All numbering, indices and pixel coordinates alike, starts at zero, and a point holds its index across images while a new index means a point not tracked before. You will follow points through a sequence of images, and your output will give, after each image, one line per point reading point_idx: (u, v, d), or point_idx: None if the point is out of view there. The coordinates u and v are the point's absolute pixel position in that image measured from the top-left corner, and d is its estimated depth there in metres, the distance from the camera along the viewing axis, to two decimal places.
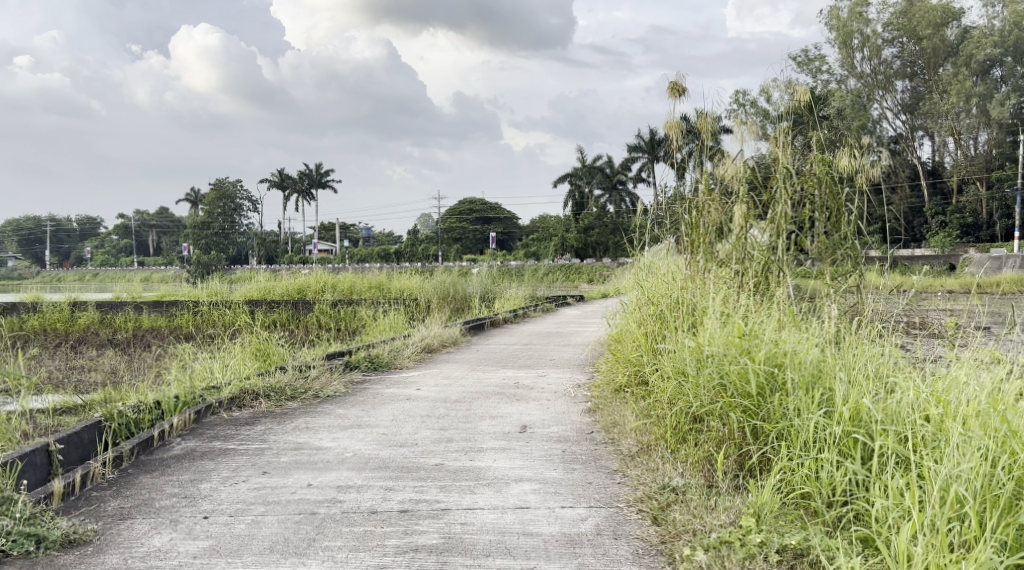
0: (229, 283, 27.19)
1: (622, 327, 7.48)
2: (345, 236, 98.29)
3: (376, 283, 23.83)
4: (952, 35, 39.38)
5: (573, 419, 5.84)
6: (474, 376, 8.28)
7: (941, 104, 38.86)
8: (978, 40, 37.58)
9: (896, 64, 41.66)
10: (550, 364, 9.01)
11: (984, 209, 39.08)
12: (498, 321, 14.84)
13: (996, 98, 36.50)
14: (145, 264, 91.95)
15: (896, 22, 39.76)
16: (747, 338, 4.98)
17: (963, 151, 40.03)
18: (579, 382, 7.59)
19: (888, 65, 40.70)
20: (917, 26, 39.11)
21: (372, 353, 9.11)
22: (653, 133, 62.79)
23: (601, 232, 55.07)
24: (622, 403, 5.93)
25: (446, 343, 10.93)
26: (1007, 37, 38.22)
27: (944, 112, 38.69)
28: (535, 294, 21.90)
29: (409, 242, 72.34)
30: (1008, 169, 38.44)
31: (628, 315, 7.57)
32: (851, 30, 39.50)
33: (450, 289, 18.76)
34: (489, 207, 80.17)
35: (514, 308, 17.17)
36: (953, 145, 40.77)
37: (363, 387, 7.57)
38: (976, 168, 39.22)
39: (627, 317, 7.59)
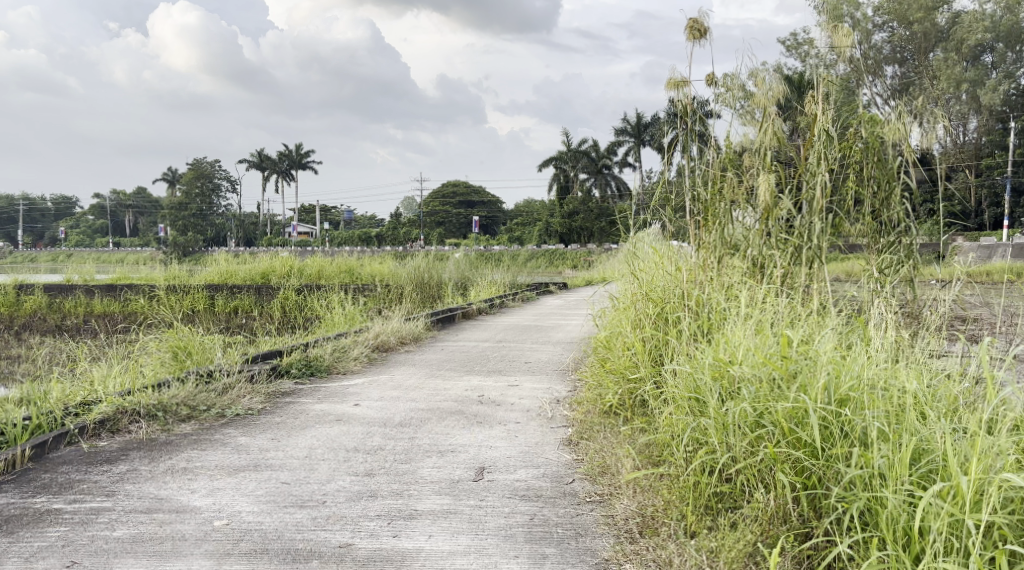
0: (189, 267, 25.43)
1: (610, 328, 6.02)
2: (326, 218, 96.55)
3: (346, 267, 22.23)
4: (944, 19, 37.89)
5: (549, 459, 4.32)
6: (431, 385, 6.76)
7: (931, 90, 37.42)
8: (971, 24, 36.11)
9: (886, 49, 40.09)
10: (526, 370, 7.50)
11: (972, 197, 37.81)
12: (472, 312, 13.28)
13: (988, 84, 35.10)
14: (121, 244, 89.76)
15: (887, 5, 38.07)
16: (795, 356, 3.50)
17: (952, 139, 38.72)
18: (558, 397, 6.07)
19: (877, 50, 39.18)
20: (908, 9, 37.50)
21: (312, 355, 7.59)
22: (639, 117, 61.19)
23: (586, 216, 53.67)
24: (613, 435, 4.48)
25: (407, 340, 9.40)
26: (999, 22, 36.78)
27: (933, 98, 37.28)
28: (515, 281, 20.32)
29: (390, 225, 70.68)
30: (997, 156, 37.28)
31: (619, 314, 6.11)
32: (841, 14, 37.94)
33: (424, 276, 17.22)
34: (471, 190, 78.45)
35: (491, 297, 15.65)
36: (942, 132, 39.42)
37: (287, 402, 6.06)
38: (964, 156, 37.95)
39: (618, 316, 6.12)
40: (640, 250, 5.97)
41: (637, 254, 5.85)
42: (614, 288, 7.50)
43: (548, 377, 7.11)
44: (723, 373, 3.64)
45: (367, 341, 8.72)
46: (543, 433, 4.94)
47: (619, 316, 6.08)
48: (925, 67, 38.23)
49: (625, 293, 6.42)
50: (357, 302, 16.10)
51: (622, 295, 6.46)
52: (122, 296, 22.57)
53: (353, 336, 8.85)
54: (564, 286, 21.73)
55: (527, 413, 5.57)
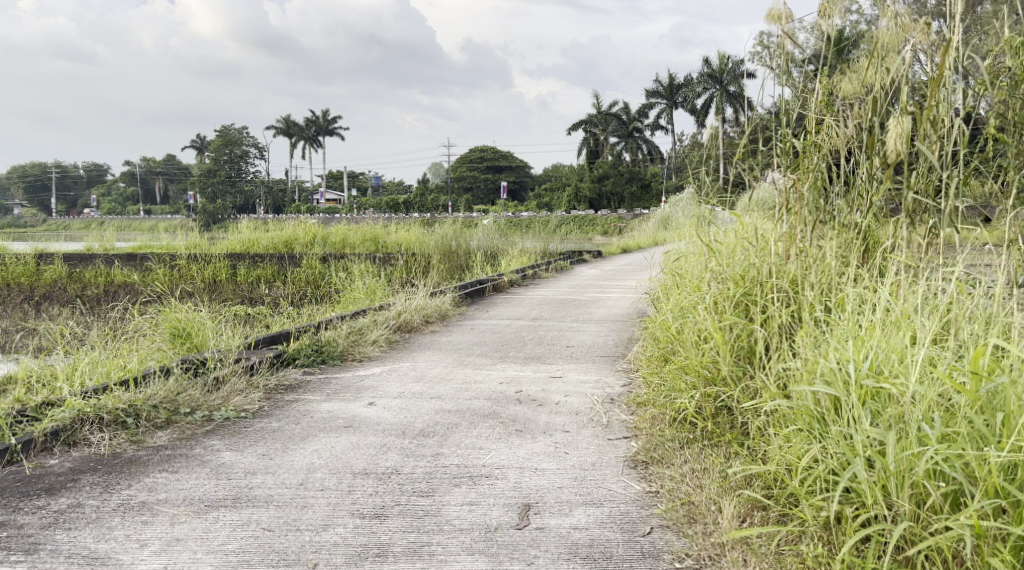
0: (211, 236, 24.47)
1: (672, 310, 5.18)
2: (354, 185, 95.78)
3: (371, 235, 21.25)
4: None
5: (619, 491, 3.35)
6: (459, 377, 5.78)
7: None
8: None
9: None
10: (570, 357, 6.48)
11: None
12: (503, 284, 12.26)
13: None
14: (152, 212, 89.37)
15: None
16: (987, 377, 2.53)
17: None
18: (614, 396, 5.06)
19: None
20: None
21: (326, 339, 6.62)
22: (672, 79, 59.38)
23: (616, 180, 52.35)
24: (694, 451, 3.62)
25: (433, 320, 8.42)
26: None
27: None
28: (548, 249, 19.25)
29: (418, 190, 69.72)
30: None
31: (683, 293, 5.26)
32: None
33: (451, 246, 16.28)
34: (500, 155, 77.08)
35: (525, 267, 14.61)
36: None
37: (290, 399, 5.11)
38: None
39: (681, 296, 5.28)
40: (710, 220, 5.10)
41: (709, 225, 4.99)
42: (669, 267, 6.61)
43: (597, 367, 6.10)
44: (866, 384, 2.83)
45: (388, 320, 7.74)
46: (602, 443, 4.06)
47: (684, 295, 5.23)
48: None
49: (688, 269, 5.58)
50: (379, 275, 15.19)
51: (685, 271, 5.61)
52: (142, 265, 21.80)
53: (374, 314, 7.87)
54: (599, 255, 20.60)
55: (577, 420, 4.53)
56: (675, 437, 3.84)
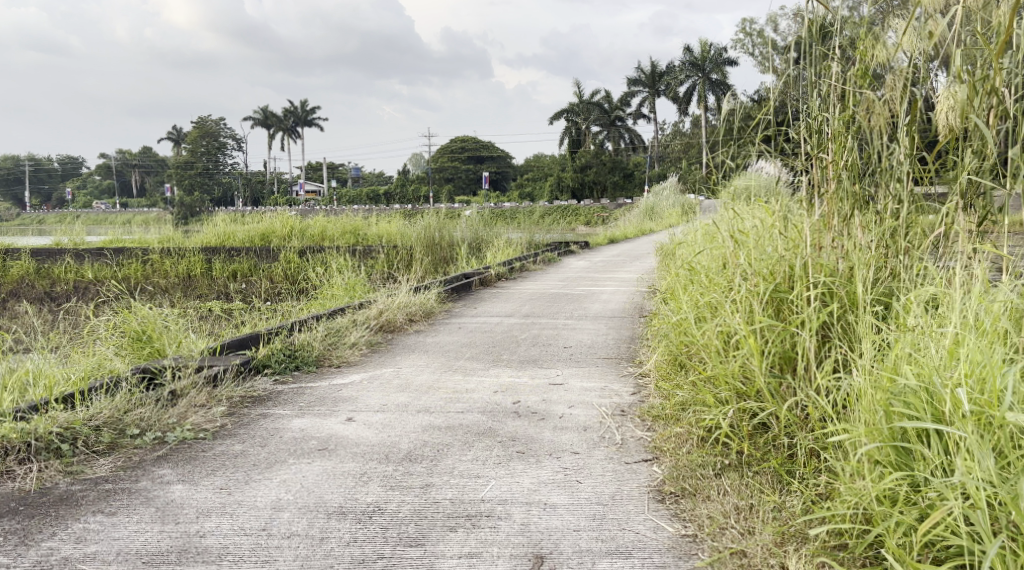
0: (185, 229, 23.63)
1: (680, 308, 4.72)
2: (333, 176, 94.68)
3: (351, 227, 20.57)
4: None
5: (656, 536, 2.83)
6: (448, 385, 5.18)
7: None
8: None
9: None
10: (569, 361, 5.89)
11: None
12: (490, 278, 11.64)
13: None
14: (128, 205, 87.76)
15: None
16: None
17: None
18: (625, 408, 4.52)
19: None
20: None
21: (300, 342, 5.99)
22: (655, 67, 58.82)
23: (599, 170, 51.81)
24: (737, 482, 3.13)
25: (419, 317, 7.82)
26: None
27: None
28: (534, 241, 18.65)
29: (399, 181, 68.82)
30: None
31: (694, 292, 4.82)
32: None
33: (434, 237, 15.78)
34: (482, 145, 76.29)
35: (512, 260, 14.04)
36: None
37: (257, 415, 4.48)
38: None
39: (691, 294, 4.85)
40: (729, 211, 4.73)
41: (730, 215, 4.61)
42: (674, 280, 6.16)
43: (600, 372, 5.53)
44: (966, 415, 2.44)
45: (369, 321, 7.12)
46: (618, 467, 3.54)
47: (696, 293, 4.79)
48: None
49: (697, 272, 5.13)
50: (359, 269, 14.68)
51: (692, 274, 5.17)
52: (113, 261, 20.98)
53: (354, 312, 7.26)
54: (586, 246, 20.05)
55: (588, 438, 3.96)
56: (707, 459, 3.38)
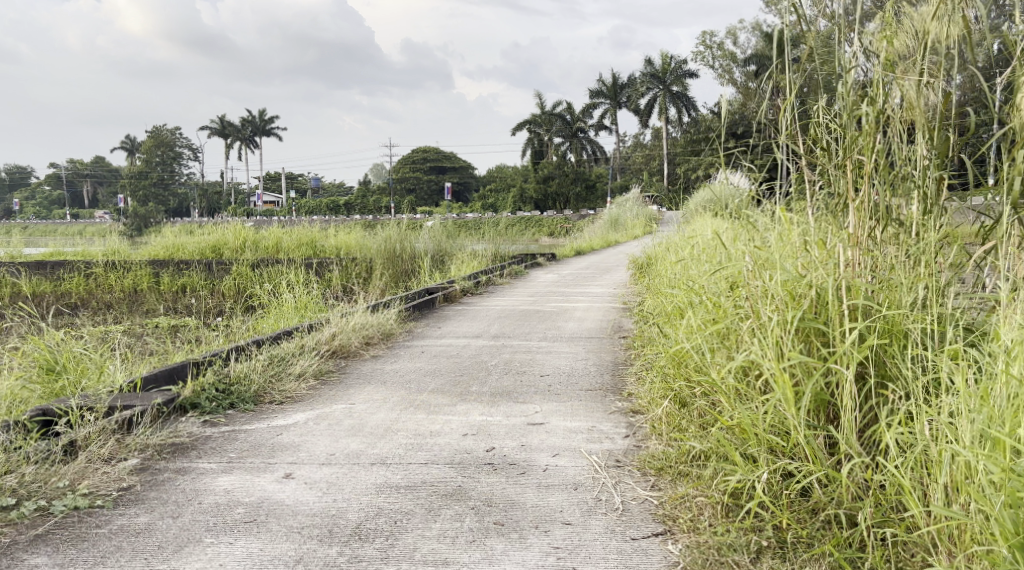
0: (131, 241, 22.48)
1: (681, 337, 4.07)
2: (292, 186, 93.08)
3: (307, 239, 19.68)
4: None
5: None
6: (410, 428, 4.42)
7: None
8: None
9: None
10: (548, 394, 5.16)
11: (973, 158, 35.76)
12: (454, 294, 10.88)
13: None
14: (78, 216, 85.27)
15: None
16: None
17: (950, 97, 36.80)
18: (625, 454, 3.84)
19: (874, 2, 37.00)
20: None
21: (237, 374, 5.19)
22: (617, 79, 58.64)
23: (562, 182, 51.22)
24: None
25: (376, 341, 7.03)
26: None
27: None
28: (499, 253, 17.90)
29: (359, 192, 67.80)
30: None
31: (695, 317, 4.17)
32: None
33: (395, 248, 15.28)
34: (444, 156, 75.60)
35: (477, 272, 13.31)
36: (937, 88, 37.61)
37: (175, 471, 3.69)
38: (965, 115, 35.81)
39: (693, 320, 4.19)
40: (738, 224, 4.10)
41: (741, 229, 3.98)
42: (666, 304, 5.51)
43: (585, 408, 4.80)
44: None
45: (319, 346, 6.32)
46: (625, 547, 2.81)
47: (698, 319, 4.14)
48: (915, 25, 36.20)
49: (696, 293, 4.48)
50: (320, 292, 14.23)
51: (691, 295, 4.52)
52: (53, 276, 19.80)
53: (303, 335, 6.46)
54: (553, 257, 19.36)
55: (579, 500, 3.22)
56: (741, 536, 2.72)
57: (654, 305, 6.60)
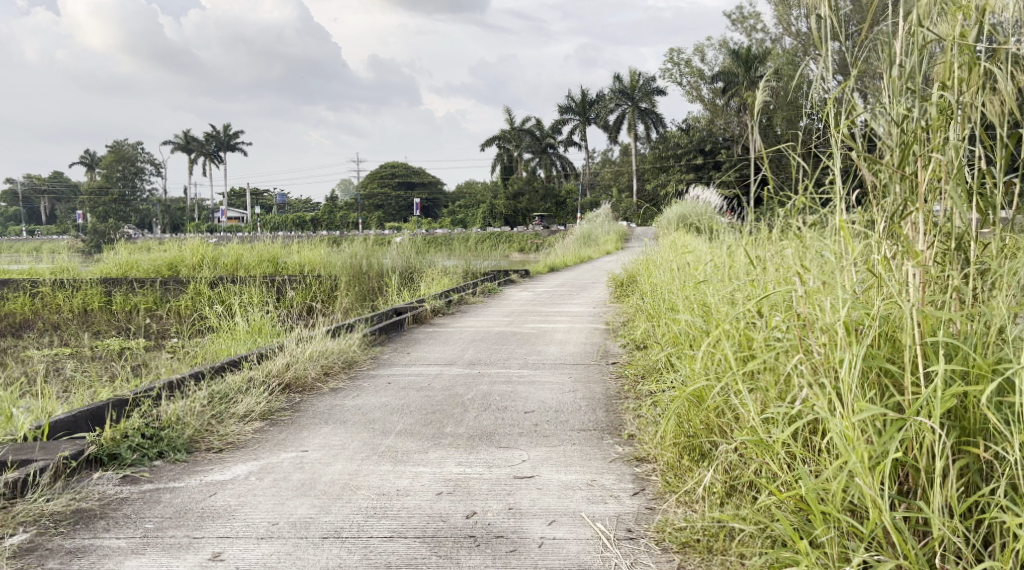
0: (83, 258, 21.43)
1: (694, 373, 3.47)
2: (257, 202, 91.67)
3: (269, 255, 18.83)
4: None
5: None
6: (372, 485, 3.67)
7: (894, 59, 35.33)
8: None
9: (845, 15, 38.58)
10: (535, 436, 4.43)
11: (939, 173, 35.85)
12: (424, 314, 10.12)
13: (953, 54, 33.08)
14: (36, 233, 83.10)
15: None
16: None
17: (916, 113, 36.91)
18: (642, 514, 3.18)
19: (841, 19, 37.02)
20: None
21: (170, 415, 4.40)
22: (586, 95, 58.41)
23: (532, 198, 50.66)
24: None
25: (336, 369, 6.27)
26: None
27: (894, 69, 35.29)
28: (470, 268, 17.20)
29: (326, 207, 66.67)
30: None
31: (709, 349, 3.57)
32: None
33: (362, 265, 14.62)
34: (412, 172, 74.84)
35: (448, 290, 12.59)
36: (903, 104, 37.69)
37: (71, 554, 2.93)
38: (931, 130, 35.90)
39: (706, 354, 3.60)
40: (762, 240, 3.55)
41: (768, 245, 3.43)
42: (666, 338, 4.91)
43: (579, 454, 4.08)
44: None
45: (269, 379, 5.56)
46: None
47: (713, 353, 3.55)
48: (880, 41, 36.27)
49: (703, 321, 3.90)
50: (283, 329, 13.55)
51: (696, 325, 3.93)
52: None
53: (251, 366, 5.68)
54: (526, 274, 18.69)
55: None
56: None
57: (648, 338, 6.00)
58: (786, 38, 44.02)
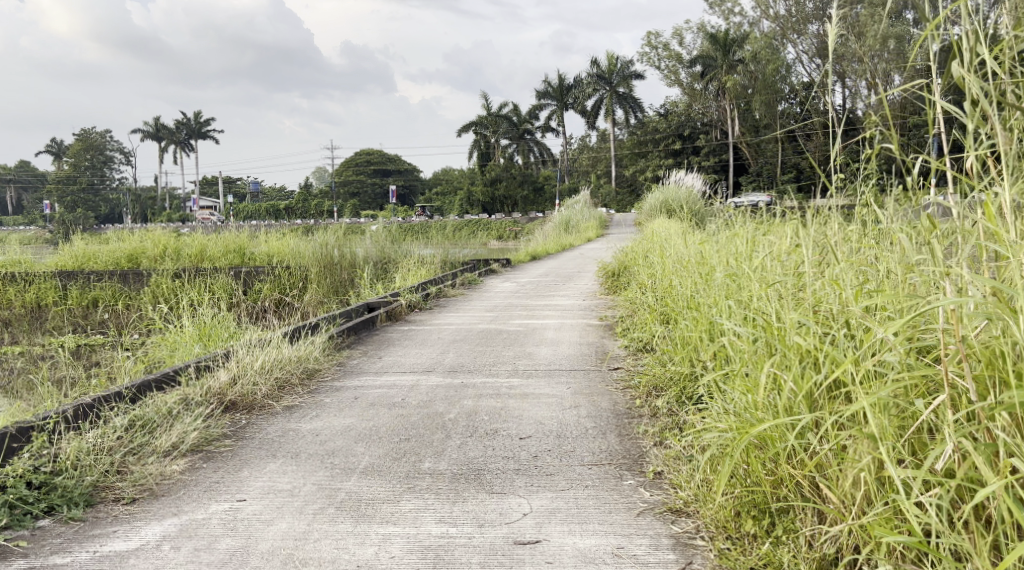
0: (37, 251, 20.13)
1: (756, 405, 2.77)
2: (229, 191, 89.86)
3: (235, 246, 17.74)
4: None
5: None
6: (324, 560, 2.74)
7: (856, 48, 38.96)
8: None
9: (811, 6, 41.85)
10: (535, 474, 3.53)
11: None
12: (398, 311, 9.17)
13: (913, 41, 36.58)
14: None
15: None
16: None
17: None
18: None
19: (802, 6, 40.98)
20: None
21: (67, 457, 3.41)
22: (563, 80, 57.46)
23: (510, 184, 49.61)
24: None
25: (293, 383, 5.30)
26: None
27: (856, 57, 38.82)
28: (448, 257, 16.25)
29: (300, 196, 65.22)
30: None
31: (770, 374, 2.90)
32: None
33: (333, 255, 13.66)
34: (389, 159, 73.79)
35: (427, 282, 11.66)
36: None
37: None
38: None
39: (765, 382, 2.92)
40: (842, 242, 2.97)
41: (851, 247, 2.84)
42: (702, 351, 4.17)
43: (594, 504, 3.18)
44: None
45: (207, 400, 4.59)
46: None
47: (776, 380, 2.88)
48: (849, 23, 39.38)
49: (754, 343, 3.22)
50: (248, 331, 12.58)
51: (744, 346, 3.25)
52: None
53: (187, 384, 4.69)
54: (507, 263, 17.79)
55: None
56: None
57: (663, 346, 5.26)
58: (764, 20, 43.29)
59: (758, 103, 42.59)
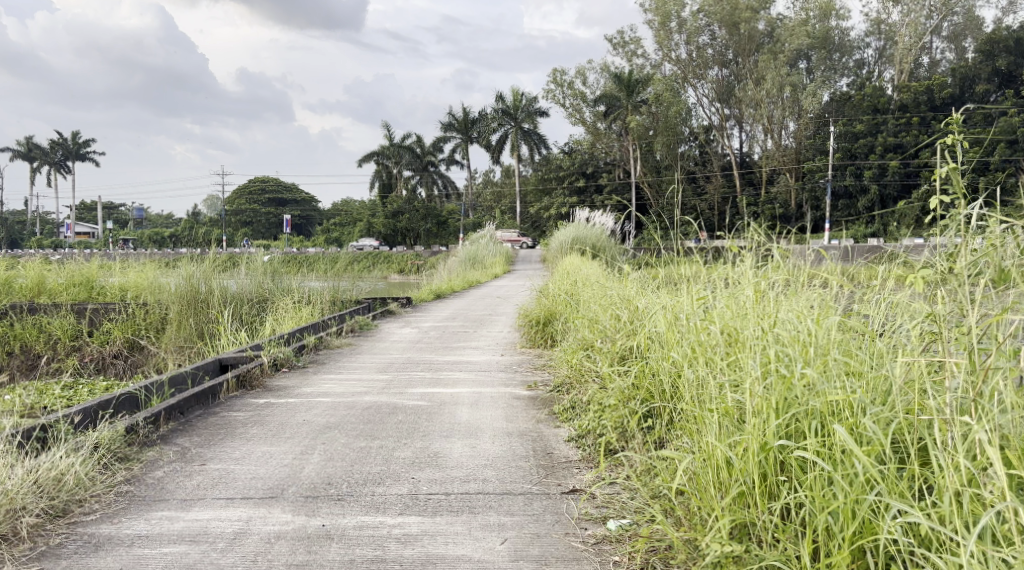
0: None
1: None
2: (112, 217, 84.44)
3: (85, 278, 14.88)
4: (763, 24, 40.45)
5: None
6: None
7: (755, 93, 39.19)
8: (792, 30, 38.62)
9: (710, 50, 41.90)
10: None
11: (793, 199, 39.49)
12: (256, 374, 6.79)
13: (808, 88, 37.10)
14: None
15: (711, 9, 39.92)
16: None
17: (775, 141, 40.26)
18: None
19: (701, 52, 41.17)
20: (732, 13, 39.57)
21: None
22: (465, 113, 55.96)
23: (411, 217, 47.24)
24: None
25: (8, 543, 3.12)
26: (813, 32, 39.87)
27: (757, 100, 38.97)
28: (339, 293, 13.94)
29: (187, 223, 61.35)
30: (817, 159, 37.22)
31: None
32: (669, 11, 40.22)
33: (198, 290, 11.16)
34: (284, 188, 70.64)
35: (303, 326, 9.31)
36: (764, 134, 40.89)
37: None
38: (786, 160, 39.85)
39: None
40: None
41: None
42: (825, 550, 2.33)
43: None
44: None
45: None
46: None
47: None
48: (748, 69, 40.34)
49: None
50: (77, 387, 9.96)
51: None
52: None
53: None
54: (408, 301, 15.59)
55: None
56: None
57: (656, 481, 3.28)
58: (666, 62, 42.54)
59: (659, 144, 41.78)
